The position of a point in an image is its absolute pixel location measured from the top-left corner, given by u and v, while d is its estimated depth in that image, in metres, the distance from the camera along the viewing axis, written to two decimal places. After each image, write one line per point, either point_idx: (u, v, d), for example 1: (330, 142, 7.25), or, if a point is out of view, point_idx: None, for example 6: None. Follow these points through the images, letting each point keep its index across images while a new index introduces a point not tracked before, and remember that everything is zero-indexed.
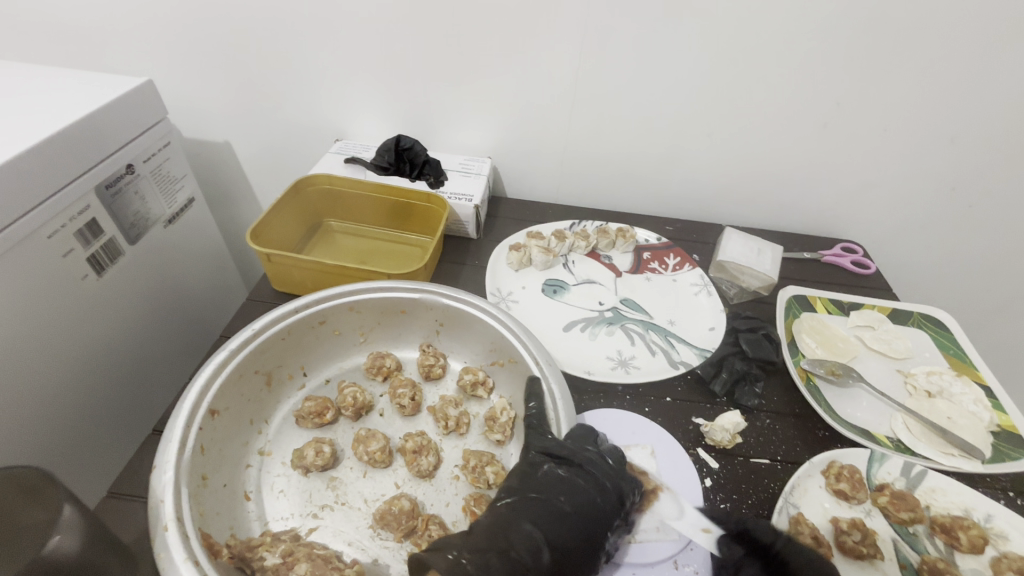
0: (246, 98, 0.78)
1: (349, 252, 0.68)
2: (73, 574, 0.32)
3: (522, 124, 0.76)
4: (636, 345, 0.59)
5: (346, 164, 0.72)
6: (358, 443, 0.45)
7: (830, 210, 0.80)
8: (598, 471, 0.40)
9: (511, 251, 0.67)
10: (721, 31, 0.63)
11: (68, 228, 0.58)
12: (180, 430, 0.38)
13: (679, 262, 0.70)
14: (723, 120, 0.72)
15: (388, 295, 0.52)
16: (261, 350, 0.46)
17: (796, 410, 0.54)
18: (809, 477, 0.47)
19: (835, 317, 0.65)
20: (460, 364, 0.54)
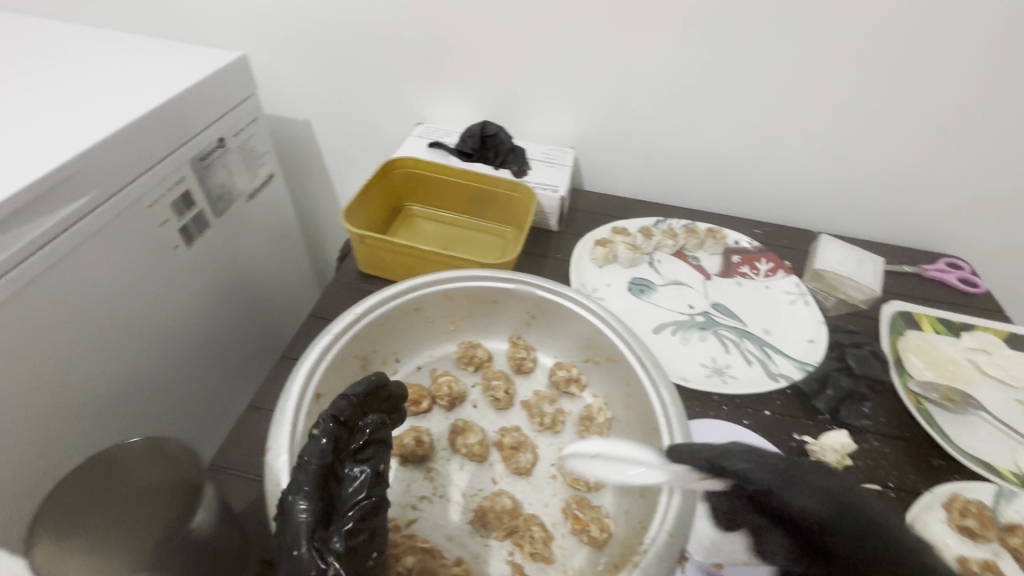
0: (330, 76, 0.77)
1: (430, 238, 0.67)
2: (207, 552, 0.34)
3: (609, 115, 0.73)
4: (730, 353, 0.56)
5: (430, 148, 0.71)
6: (456, 434, 0.44)
7: (936, 223, 0.74)
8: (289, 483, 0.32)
9: (596, 246, 0.65)
10: (838, 24, 0.59)
11: (164, 198, 0.59)
12: (291, 412, 0.38)
13: (772, 268, 0.66)
14: (827, 120, 0.67)
15: (482, 284, 0.50)
16: (359, 333, 0.45)
17: (906, 434, 0.50)
18: (929, 510, 0.44)
19: (944, 337, 0.60)
20: (549, 358, 0.52)
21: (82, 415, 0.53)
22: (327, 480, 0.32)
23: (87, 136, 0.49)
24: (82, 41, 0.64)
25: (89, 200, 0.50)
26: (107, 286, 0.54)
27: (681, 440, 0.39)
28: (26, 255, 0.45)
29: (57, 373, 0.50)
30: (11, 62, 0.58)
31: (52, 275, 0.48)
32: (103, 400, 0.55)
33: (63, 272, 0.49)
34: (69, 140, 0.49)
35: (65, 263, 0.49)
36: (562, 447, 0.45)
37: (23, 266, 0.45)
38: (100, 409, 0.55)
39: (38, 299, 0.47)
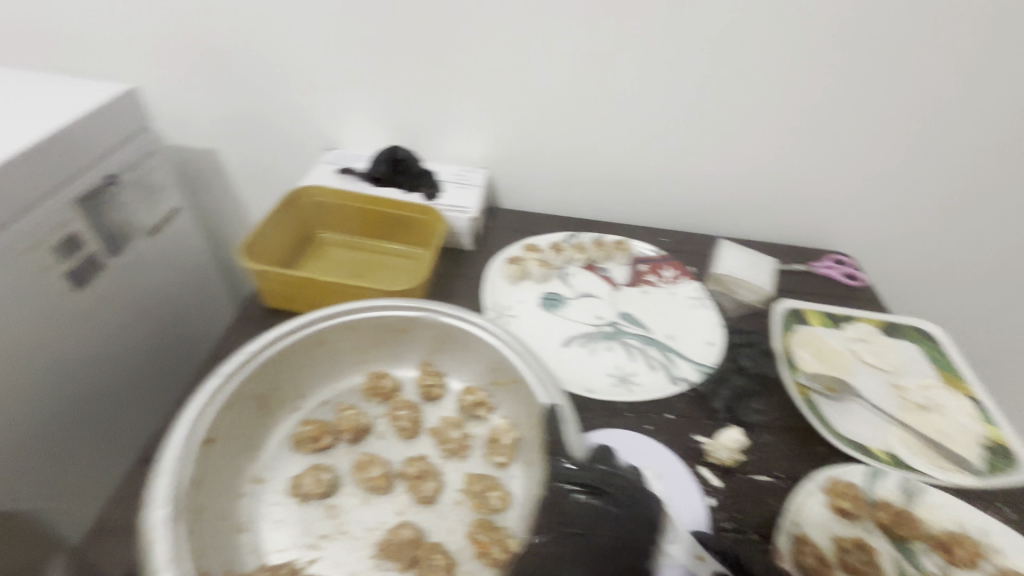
0: (236, 106, 0.76)
1: (342, 265, 0.67)
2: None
3: (518, 136, 0.75)
4: (636, 361, 0.59)
5: (340, 174, 0.71)
6: (359, 469, 0.44)
7: (824, 223, 0.80)
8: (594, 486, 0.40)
9: (507, 264, 0.67)
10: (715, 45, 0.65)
11: (45, 243, 0.55)
12: (173, 463, 0.37)
13: (676, 275, 0.70)
14: (718, 132, 0.72)
15: (387, 314, 0.50)
16: (256, 374, 0.45)
17: (795, 426, 0.54)
18: (810, 495, 0.47)
19: (830, 330, 0.65)
20: (460, 382, 0.52)
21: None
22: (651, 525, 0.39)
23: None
24: None
25: None
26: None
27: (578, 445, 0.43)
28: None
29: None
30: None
31: None
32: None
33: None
34: None
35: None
36: (469, 471, 0.46)
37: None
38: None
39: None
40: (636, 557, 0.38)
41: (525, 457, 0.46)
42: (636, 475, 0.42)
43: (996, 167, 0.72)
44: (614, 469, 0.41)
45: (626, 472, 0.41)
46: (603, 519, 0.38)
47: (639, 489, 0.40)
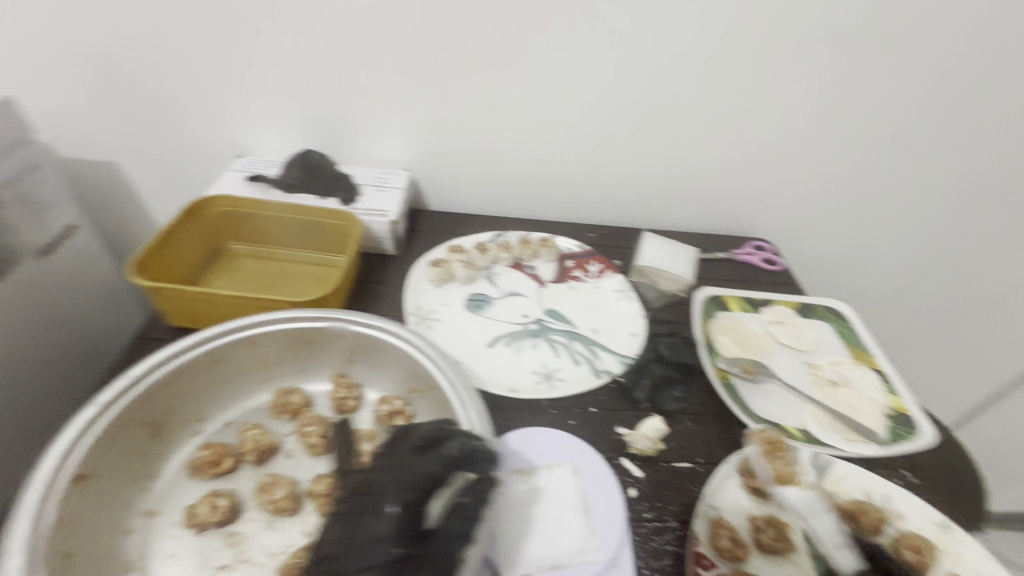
0: (132, 112, 0.70)
1: (256, 276, 0.64)
2: None
3: (438, 137, 0.73)
4: (560, 357, 0.59)
5: (249, 182, 0.68)
6: (261, 491, 0.41)
7: (744, 210, 0.83)
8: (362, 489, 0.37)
9: (430, 267, 0.65)
10: (627, 42, 0.64)
11: None
12: (34, 506, 0.34)
13: (601, 269, 0.70)
14: (637, 127, 0.72)
15: (290, 326, 0.48)
16: (143, 399, 0.41)
17: (714, 410, 0.55)
18: (727, 478, 0.48)
19: (749, 314, 0.67)
20: (376, 393, 0.51)
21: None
22: (412, 508, 0.36)
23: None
24: None
25: None
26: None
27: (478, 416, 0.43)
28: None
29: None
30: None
31: None
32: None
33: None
34: None
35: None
36: None
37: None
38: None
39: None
40: (390, 545, 0.34)
41: None
42: (404, 455, 0.39)
43: (898, 153, 0.76)
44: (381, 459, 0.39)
45: (393, 458, 0.39)
46: (355, 520, 0.35)
47: (399, 472, 0.37)
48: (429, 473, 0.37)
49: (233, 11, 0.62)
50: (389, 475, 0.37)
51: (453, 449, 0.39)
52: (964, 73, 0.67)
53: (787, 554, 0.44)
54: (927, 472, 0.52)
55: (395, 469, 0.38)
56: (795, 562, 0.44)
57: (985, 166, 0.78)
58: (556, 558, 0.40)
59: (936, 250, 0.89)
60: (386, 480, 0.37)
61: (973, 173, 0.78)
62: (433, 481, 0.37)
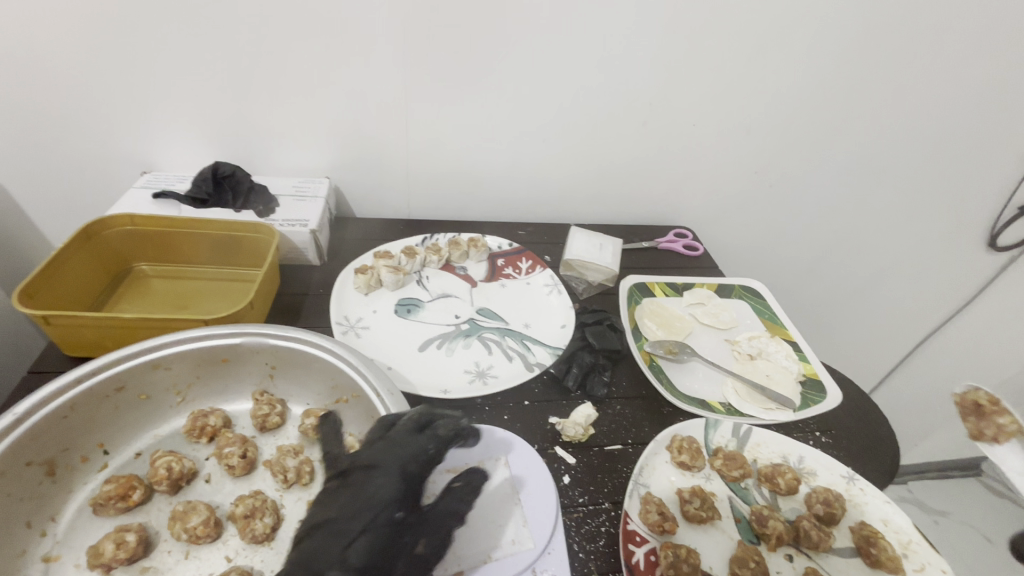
0: (12, 132, 0.65)
1: (168, 297, 0.60)
2: None
3: (357, 143, 0.72)
4: (493, 354, 0.59)
5: (156, 199, 0.64)
6: (176, 521, 0.39)
7: (664, 200, 0.87)
8: (366, 463, 0.39)
9: (356, 274, 0.64)
10: (537, 43, 0.65)
11: None
12: None
13: (531, 265, 0.71)
14: (555, 125, 0.74)
15: (201, 345, 0.45)
16: (32, 436, 0.38)
17: (643, 392, 0.57)
18: (655, 455, 0.50)
19: (672, 298, 0.70)
20: (302, 407, 0.49)
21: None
22: (411, 479, 0.40)
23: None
24: None
25: None
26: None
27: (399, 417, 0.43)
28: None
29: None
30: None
31: None
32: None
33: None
34: None
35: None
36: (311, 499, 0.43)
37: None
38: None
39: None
40: (394, 510, 0.38)
41: None
42: (400, 435, 0.41)
43: (797, 140, 0.82)
44: (375, 441, 0.41)
45: (389, 436, 0.41)
46: (358, 491, 0.38)
47: (399, 447, 0.40)
48: (428, 450, 0.41)
49: (119, 19, 0.58)
50: (390, 449, 0.40)
51: (445, 428, 0.42)
52: (847, 63, 0.73)
53: (712, 521, 0.46)
54: (836, 431, 0.56)
55: (395, 445, 0.40)
56: (720, 529, 0.46)
57: (873, 148, 0.85)
58: (488, 551, 0.41)
59: (838, 228, 0.97)
60: (387, 456, 0.40)
61: (864, 154, 0.86)
62: (431, 458, 0.41)
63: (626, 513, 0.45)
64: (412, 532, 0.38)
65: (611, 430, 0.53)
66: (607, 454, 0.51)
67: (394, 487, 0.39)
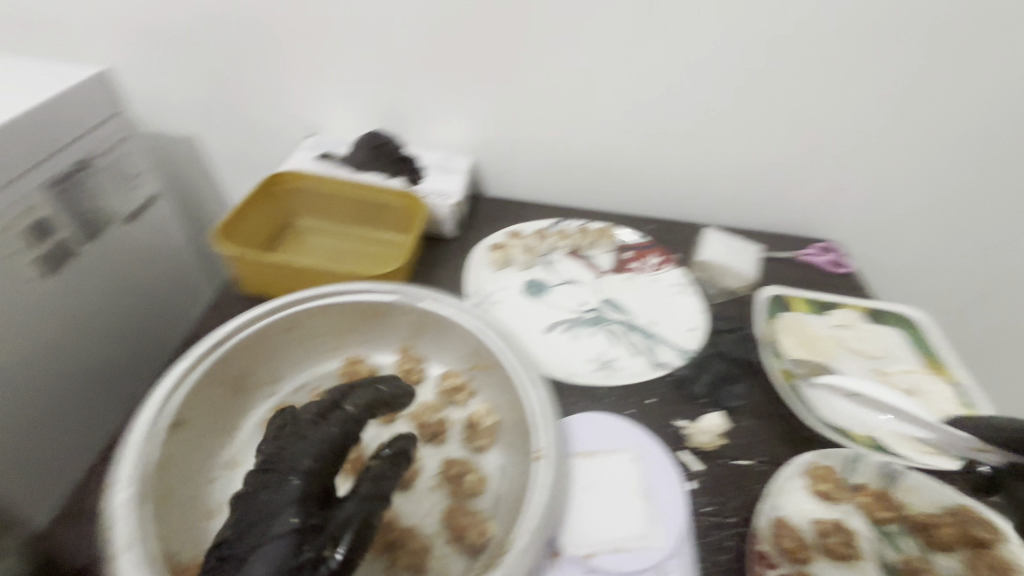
0: (211, 91, 0.74)
1: (322, 252, 0.65)
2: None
3: (500, 123, 0.74)
4: (618, 346, 0.58)
5: (319, 160, 0.70)
6: (335, 452, 0.43)
7: (811, 211, 0.79)
8: (262, 465, 0.36)
9: (492, 251, 0.66)
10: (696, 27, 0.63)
11: (12, 229, 0.54)
12: (138, 446, 0.36)
13: (660, 262, 0.69)
14: (701, 118, 0.71)
15: (362, 297, 0.49)
16: (228, 358, 0.44)
17: (776, 411, 0.54)
18: (791, 479, 0.47)
19: (813, 316, 0.65)
20: (439, 368, 0.52)
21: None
22: (337, 450, 0.36)
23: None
24: None
25: None
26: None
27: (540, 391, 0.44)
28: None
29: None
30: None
31: None
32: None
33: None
34: None
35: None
36: (446, 457, 0.45)
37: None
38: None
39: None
40: (291, 515, 0.32)
41: (505, 440, 0.46)
42: (292, 430, 0.37)
43: (983, 154, 0.71)
44: (272, 443, 0.37)
45: (291, 432, 0.37)
46: (251, 498, 0.34)
47: (297, 442, 0.36)
48: (351, 418, 0.38)
49: None
50: (291, 446, 0.36)
51: (352, 405, 0.38)
52: None
53: (853, 560, 0.43)
54: None
55: (292, 439, 0.36)
56: (861, 570, 0.43)
57: None
58: (618, 541, 0.41)
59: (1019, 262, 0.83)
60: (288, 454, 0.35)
61: None
62: (336, 444, 0.36)
63: (760, 533, 0.42)
64: (318, 534, 0.32)
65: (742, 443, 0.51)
66: (735, 468, 0.49)
67: (291, 487, 0.33)
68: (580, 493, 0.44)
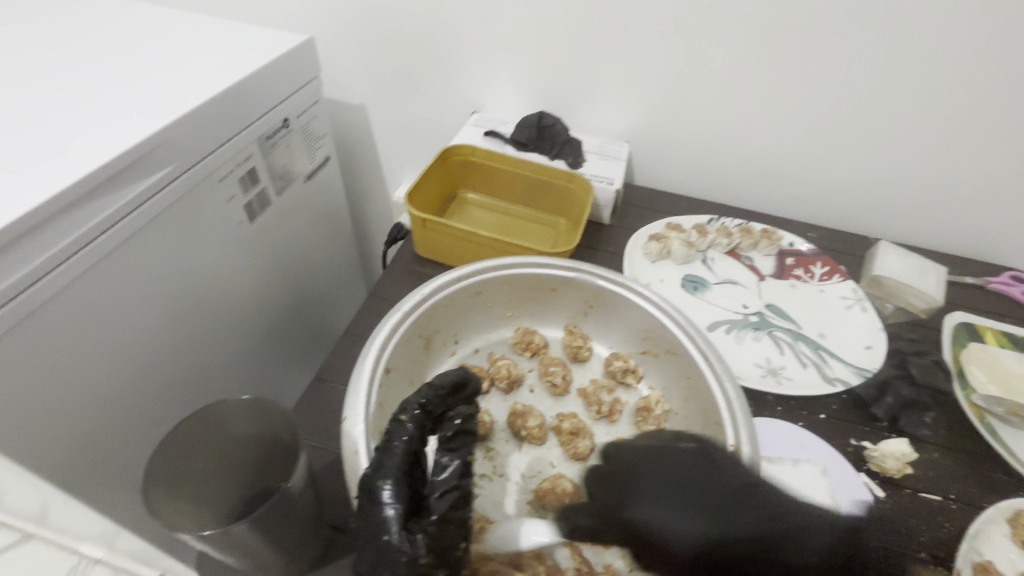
0: (387, 64, 0.79)
1: (484, 225, 0.68)
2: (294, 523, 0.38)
3: (665, 112, 0.72)
4: (785, 355, 0.56)
5: (486, 136, 0.72)
6: (515, 417, 0.45)
7: (1006, 236, 0.71)
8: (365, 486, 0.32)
9: (649, 241, 0.65)
10: (910, 25, 0.57)
11: (233, 175, 0.61)
12: (364, 385, 0.40)
13: (828, 272, 0.65)
14: (893, 122, 0.65)
15: (543, 272, 0.50)
16: (425, 315, 0.47)
17: (967, 448, 0.49)
18: (992, 523, 0.43)
19: (1009, 352, 0.58)
20: (605, 348, 0.53)
21: (172, 385, 0.59)
22: (413, 466, 0.33)
23: (159, 118, 0.51)
24: (153, 21, 0.67)
25: (169, 171, 0.52)
26: (192, 254, 0.58)
27: (733, 386, 0.42)
28: (93, 236, 0.46)
29: (153, 342, 0.55)
30: (82, 42, 0.60)
31: (127, 247, 0.50)
32: (193, 369, 0.62)
33: (121, 255, 0.49)
34: (147, 119, 0.51)
35: (135, 238, 0.50)
36: (619, 436, 0.46)
37: (91, 245, 0.46)
38: (192, 378, 0.62)
39: (109, 275, 0.49)
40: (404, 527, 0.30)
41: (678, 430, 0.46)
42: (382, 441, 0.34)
43: None
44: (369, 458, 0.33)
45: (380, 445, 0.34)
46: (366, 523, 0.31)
47: (384, 455, 0.33)
48: (418, 434, 0.34)
49: None
50: (380, 461, 0.33)
51: (416, 407, 0.36)
52: None
53: None
54: None
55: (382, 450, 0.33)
56: None
57: None
58: None
59: None
60: (378, 469, 0.32)
61: None
62: (412, 450, 0.34)
63: None
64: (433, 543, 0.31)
65: (930, 478, 0.47)
66: (924, 503, 0.45)
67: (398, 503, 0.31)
68: None
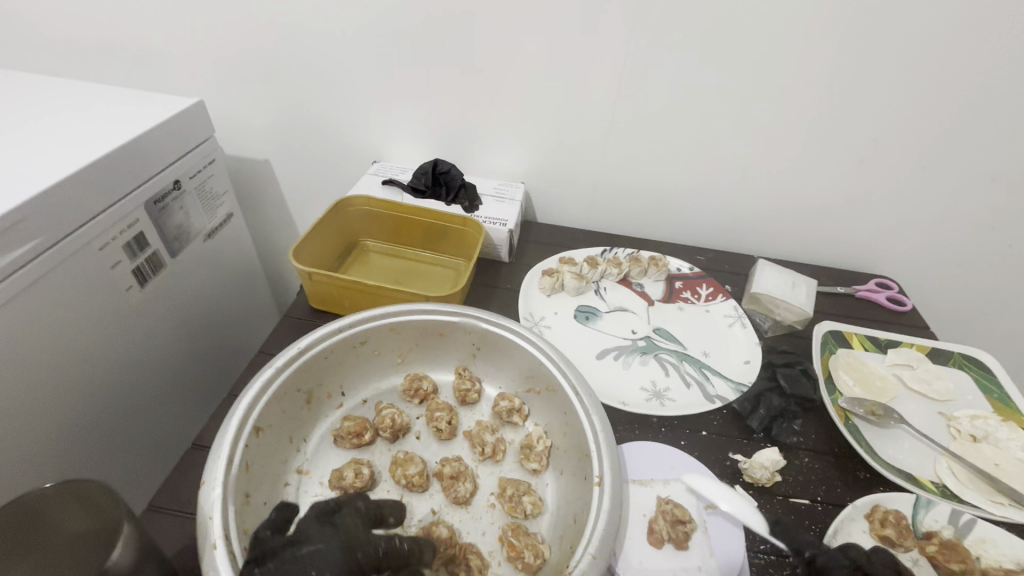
0: (287, 121, 0.80)
1: (385, 272, 0.70)
2: None
3: (554, 154, 0.77)
4: (670, 377, 0.59)
5: (384, 185, 0.74)
6: (397, 466, 0.45)
7: (870, 247, 0.78)
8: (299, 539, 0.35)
9: (543, 276, 0.68)
10: (745, 73, 0.64)
11: (116, 241, 0.60)
12: (226, 447, 0.39)
13: (712, 293, 0.70)
14: (754, 155, 0.71)
15: (427, 318, 0.52)
16: (303, 369, 0.47)
17: (835, 449, 0.53)
18: (852, 520, 0.46)
19: (873, 354, 0.63)
20: (495, 389, 0.54)
21: (34, 470, 0.56)
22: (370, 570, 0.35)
23: (23, 188, 0.50)
24: (31, 92, 0.66)
25: (36, 246, 0.50)
26: (65, 333, 0.56)
27: (598, 421, 0.44)
28: None
29: (16, 422, 0.52)
30: None
31: None
32: (62, 451, 0.58)
33: None
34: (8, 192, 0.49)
35: None
36: (502, 476, 0.47)
37: None
38: (60, 461, 0.58)
39: None
40: None
41: (559, 464, 0.47)
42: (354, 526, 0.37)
43: None
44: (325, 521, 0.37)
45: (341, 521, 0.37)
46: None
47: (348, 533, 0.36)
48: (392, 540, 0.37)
49: (385, 34, 0.69)
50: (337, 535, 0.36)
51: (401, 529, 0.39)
52: None
53: None
54: None
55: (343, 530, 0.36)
56: None
57: None
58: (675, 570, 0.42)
59: None
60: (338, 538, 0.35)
61: None
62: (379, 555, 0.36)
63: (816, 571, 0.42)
64: None
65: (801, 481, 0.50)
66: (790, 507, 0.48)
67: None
68: (637, 514, 0.46)
